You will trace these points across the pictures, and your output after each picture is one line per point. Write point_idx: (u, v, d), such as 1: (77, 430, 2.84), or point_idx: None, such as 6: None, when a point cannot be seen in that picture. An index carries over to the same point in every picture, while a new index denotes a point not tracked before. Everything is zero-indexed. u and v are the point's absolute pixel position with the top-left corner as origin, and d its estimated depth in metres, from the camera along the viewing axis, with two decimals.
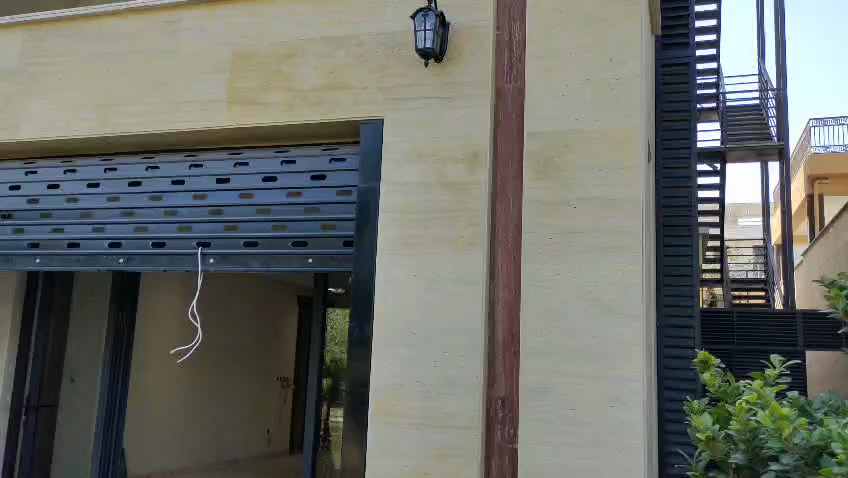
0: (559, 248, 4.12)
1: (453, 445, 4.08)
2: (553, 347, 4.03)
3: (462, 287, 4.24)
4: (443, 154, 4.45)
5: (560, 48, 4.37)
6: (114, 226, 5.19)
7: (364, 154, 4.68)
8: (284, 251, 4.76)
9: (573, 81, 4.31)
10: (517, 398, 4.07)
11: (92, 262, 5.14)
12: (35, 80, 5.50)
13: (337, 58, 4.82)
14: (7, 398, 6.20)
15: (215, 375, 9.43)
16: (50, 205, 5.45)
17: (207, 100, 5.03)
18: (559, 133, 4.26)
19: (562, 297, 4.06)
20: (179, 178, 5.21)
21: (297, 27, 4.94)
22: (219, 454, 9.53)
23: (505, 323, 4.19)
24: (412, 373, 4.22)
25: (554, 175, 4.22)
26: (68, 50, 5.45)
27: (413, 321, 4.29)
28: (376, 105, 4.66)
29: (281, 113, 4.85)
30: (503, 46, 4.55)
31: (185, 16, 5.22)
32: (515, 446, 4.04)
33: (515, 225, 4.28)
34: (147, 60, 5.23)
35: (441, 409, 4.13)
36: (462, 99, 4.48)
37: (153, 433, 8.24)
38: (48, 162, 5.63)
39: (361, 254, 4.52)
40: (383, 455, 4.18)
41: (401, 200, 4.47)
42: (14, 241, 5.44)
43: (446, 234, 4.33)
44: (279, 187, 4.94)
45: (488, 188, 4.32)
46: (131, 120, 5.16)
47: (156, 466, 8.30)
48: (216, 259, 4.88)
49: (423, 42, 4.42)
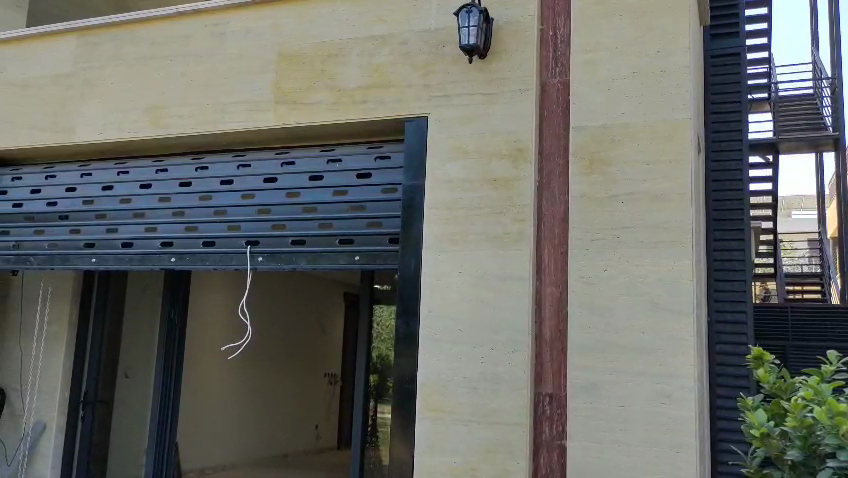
0: (606, 243, 4.08)
1: (502, 441, 4.07)
2: (603, 343, 3.99)
3: (508, 283, 4.22)
4: (488, 150, 4.44)
5: (605, 41, 4.32)
6: (166, 226, 5.32)
7: (408, 151, 4.69)
8: (330, 248, 4.81)
9: (619, 75, 4.25)
10: (566, 395, 4.04)
11: (145, 262, 5.28)
12: (88, 84, 5.65)
13: (380, 56, 4.84)
14: (64, 394, 6.55)
15: (263, 372, 9.57)
16: (104, 205, 5.60)
17: (254, 101, 5.11)
18: (605, 128, 4.21)
19: (610, 292, 4.02)
20: (228, 178, 5.30)
21: (341, 27, 4.99)
22: (271, 449, 9.71)
23: (552, 319, 4.17)
24: (459, 370, 4.23)
25: (600, 170, 4.17)
26: (120, 54, 5.59)
27: (460, 319, 4.29)
28: (420, 102, 4.68)
29: (327, 112, 4.90)
30: (547, 41, 4.51)
31: (232, 18, 5.31)
32: (563, 442, 4.02)
33: (561, 221, 4.25)
34: (196, 62, 5.33)
35: (487, 405, 4.14)
36: (506, 94, 4.46)
37: (205, 428, 8.43)
38: (102, 164, 5.79)
39: (407, 251, 4.54)
40: (431, 450, 4.21)
41: (446, 198, 4.48)
42: (71, 241, 5.61)
43: (491, 230, 4.33)
44: (325, 185, 4.99)
45: (534, 185, 4.29)
46: (181, 121, 5.27)
47: (207, 461, 8.48)
48: (265, 257, 4.95)
49: (466, 38, 4.41)
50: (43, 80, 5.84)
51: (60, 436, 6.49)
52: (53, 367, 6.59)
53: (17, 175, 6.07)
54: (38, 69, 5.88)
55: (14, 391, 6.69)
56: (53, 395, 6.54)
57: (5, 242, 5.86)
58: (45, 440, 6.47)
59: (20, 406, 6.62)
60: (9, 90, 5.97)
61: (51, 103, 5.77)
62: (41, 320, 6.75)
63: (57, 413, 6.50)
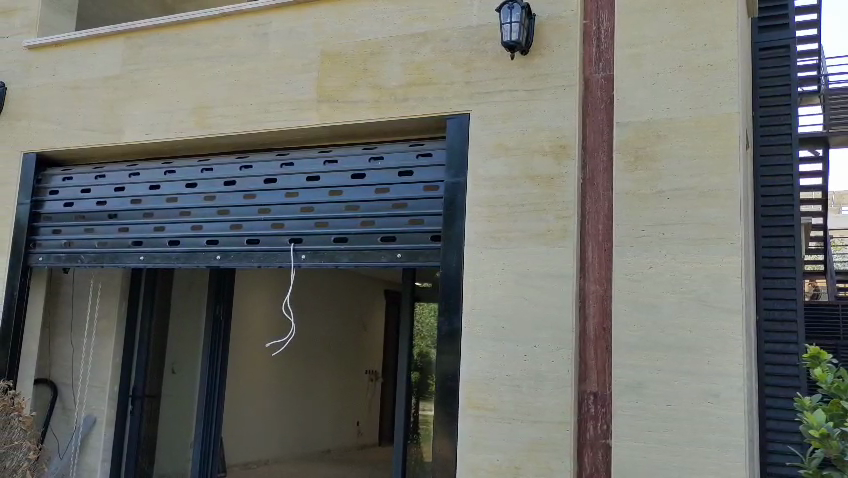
0: (651, 240, 4.03)
1: (545, 440, 4.05)
2: (649, 341, 3.94)
3: (552, 281, 4.19)
4: (530, 147, 4.41)
5: (650, 35, 4.26)
6: (211, 224, 5.41)
7: (450, 149, 4.68)
8: (372, 246, 4.83)
9: (664, 70, 4.19)
10: (610, 393, 4.00)
11: (191, 260, 5.39)
12: (135, 85, 5.76)
13: (422, 53, 4.85)
14: (114, 387, 6.73)
15: (306, 367, 9.68)
16: (151, 205, 5.71)
17: (296, 100, 5.16)
18: (651, 123, 4.15)
19: (656, 289, 3.97)
20: (271, 176, 5.35)
21: (382, 25, 5.00)
22: (313, 444, 9.83)
23: (596, 317, 4.12)
24: (502, 368, 4.22)
25: (646, 166, 4.12)
26: (166, 55, 5.69)
27: (503, 316, 4.27)
28: (462, 99, 4.67)
29: (369, 110, 4.93)
30: (590, 36, 4.45)
31: (275, 18, 5.37)
32: (607, 442, 3.98)
33: (605, 216, 4.19)
34: (240, 62, 5.41)
35: (531, 403, 4.12)
36: (549, 91, 4.43)
37: (250, 422, 8.58)
38: (149, 163, 5.90)
39: (449, 249, 4.53)
40: (474, 448, 4.21)
41: (489, 195, 4.46)
42: (119, 239, 5.74)
43: (534, 228, 4.30)
44: (366, 183, 5.00)
45: (577, 182, 4.25)
46: (226, 121, 5.35)
47: (251, 457, 8.62)
48: (308, 255, 5.01)
49: (509, 34, 4.39)
50: (91, 81, 5.95)
51: (109, 429, 6.66)
52: (103, 361, 6.76)
53: (67, 174, 6.20)
54: (86, 71, 6.00)
55: (66, 386, 6.84)
56: (103, 388, 6.71)
57: (56, 241, 6.01)
58: (95, 434, 6.64)
59: (72, 399, 6.78)
60: (58, 91, 6.09)
61: (100, 105, 5.89)
62: (92, 315, 6.91)
63: (106, 407, 6.67)
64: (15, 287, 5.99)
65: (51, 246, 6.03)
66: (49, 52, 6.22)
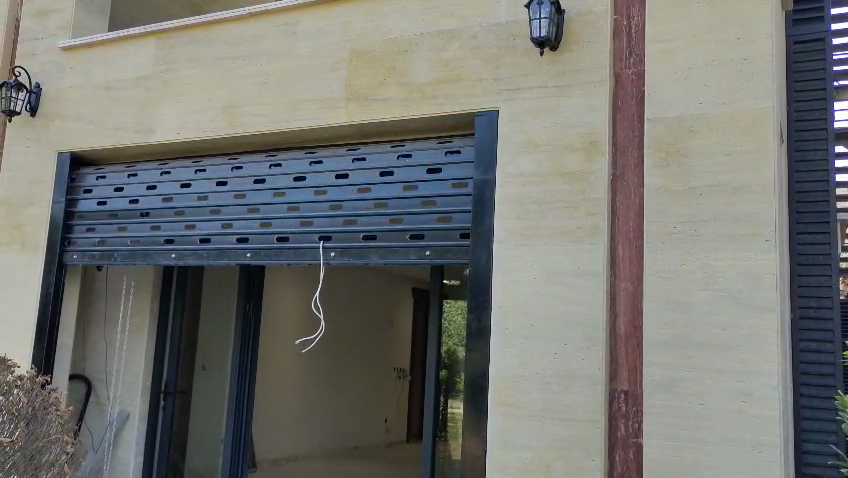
0: (684, 237, 3.98)
1: (576, 438, 4.02)
2: (682, 339, 3.89)
3: (582, 278, 4.16)
4: (559, 144, 4.38)
5: (681, 30, 4.21)
6: (241, 222, 5.47)
7: (479, 146, 4.66)
8: (401, 244, 4.84)
9: (696, 64, 4.13)
10: (642, 391, 3.96)
11: (222, 257, 5.45)
12: (166, 86, 5.83)
13: (450, 51, 4.84)
14: (147, 382, 6.82)
15: (336, 365, 9.73)
16: (182, 203, 5.79)
17: (325, 99, 5.18)
18: (683, 118, 4.10)
19: (689, 287, 3.92)
20: (300, 174, 5.38)
21: (410, 23, 5.00)
22: (342, 441, 9.89)
23: (626, 314, 4.09)
24: (532, 366, 4.20)
25: (677, 162, 4.07)
26: (196, 56, 5.75)
27: (532, 313, 4.26)
28: (491, 96, 4.65)
29: (397, 108, 4.93)
30: (621, 31, 4.41)
31: (303, 17, 5.40)
32: (638, 440, 3.95)
33: (636, 213, 4.16)
34: (268, 62, 5.45)
35: (560, 401, 4.10)
36: (578, 87, 4.40)
37: (279, 419, 8.65)
38: (180, 162, 5.96)
39: (478, 246, 4.51)
40: (504, 445, 4.20)
41: (518, 192, 4.44)
42: (151, 237, 5.82)
43: (563, 225, 4.28)
44: (395, 181, 5.00)
45: (607, 179, 4.22)
46: (255, 121, 5.40)
47: (282, 453, 8.70)
48: (337, 252, 5.04)
49: (538, 31, 4.36)
50: (123, 82, 6.03)
51: (142, 423, 6.77)
52: (136, 356, 6.85)
53: (99, 174, 6.29)
54: (118, 71, 6.08)
55: (99, 381, 6.95)
56: (135, 384, 6.80)
57: (90, 239, 6.11)
58: (128, 428, 6.75)
59: (106, 395, 6.88)
60: (91, 92, 6.18)
61: (132, 105, 5.97)
62: (124, 311, 7.00)
63: (139, 402, 6.76)
64: (49, 283, 6.11)
65: (85, 244, 6.12)
66: (81, 54, 6.32)
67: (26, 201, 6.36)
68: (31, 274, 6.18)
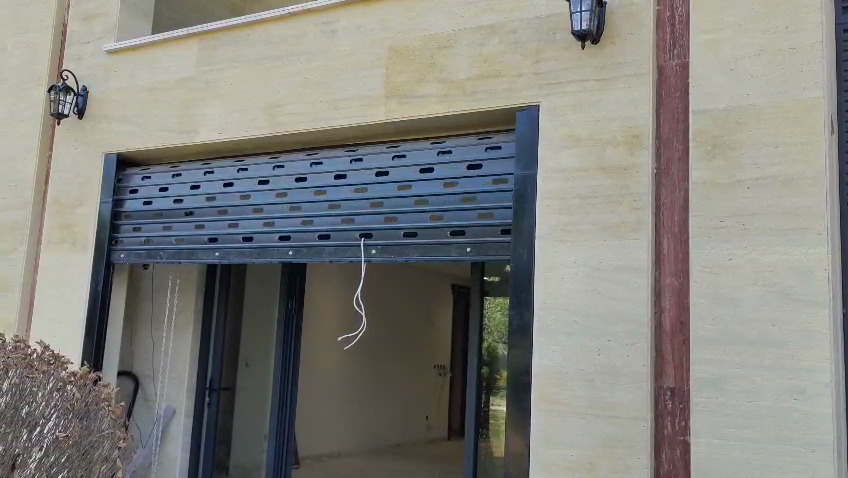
0: (731, 231, 3.90)
1: (622, 435, 3.98)
2: (730, 336, 3.81)
3: (626, 274, 4.11)
4: (602, 138, 4.33)
5: (728, 19, 4.11)
6: (283, 220, 5.52)
7: (519, 142, 4.63)
8: (442, 241, 4.84)
9: (743, 54, 4.04)
10: (688, 389, 3.91)
11: (265, 255, 5.52)
12: (209, 86, 5.91)
13: (490, 45, 4.81)
14: (192, 379, 6.95)
15: (377, 362, 9.77)
16: (225, 202, 5.87)
17: (365, 96, 5.20)
18: (729, 110, 4.02)
19: (737, 282, 3.84)
20: (341, 172, 5.40)
21: (450, 19, 4.98)
22: (384, 437, 9.97)
23: (672, 310, 4.03)
24: (576, 362, 4.16)
25: (724, 154, 3.99)
26: (238, 56, 5.82)
27: (576, 309, 4.21)
28: (532, 91, 4.61)
29: (437, 104, 4.92)
30: (663, 23, 4.34)
31: (344, 16, 5.42)
32: (685, 438, 3.90)
33: (681, 208, 4.10)
34: (309, 60, 5.48)
35: (605, 399, 4.05)
36: (620, 80, 4.33)
37: (321, 416, 8.76)
38: (222, 162, 6.04)
39: (520, 242, 4.49)
40: (548, 442, 4.18)
41: (559, 187, 4.40)
42: (196, 236, 5.92)
43: (607, 220, 4.22)
44: (435, 177, 4.99)
45: (652, 172, 4.15)
46: (297, 119, 5.45)
47: (325, 449, 8.80)
48: (378, 249, 5.06)
49: (579, 23, 4.31)
50: (167, 83, 6.13)
51: (188, 418, 6.90)
52: (181, 353, 7.00)
53: (145, 173, 6.41)
54: (162, 72, 6.18)
55: (147, 378, 7.14)
56: (181, 380, 6.96)
57: (136, 238, 6.24)
58: (175, 424, 6.89)
59: (153, 391, 7.07)
60: (136, 93, 6.29)
61: (176, 105, 6.07)
62: (170, 309, 7.14)
63: (184, 398, 6.91)
64: (98, 282, 6.25)
65: (131, 243, 6.26)
66: (126, 56, 6.43)
67: (75, 201, 6.51)
68: (80, 274, 6.32)
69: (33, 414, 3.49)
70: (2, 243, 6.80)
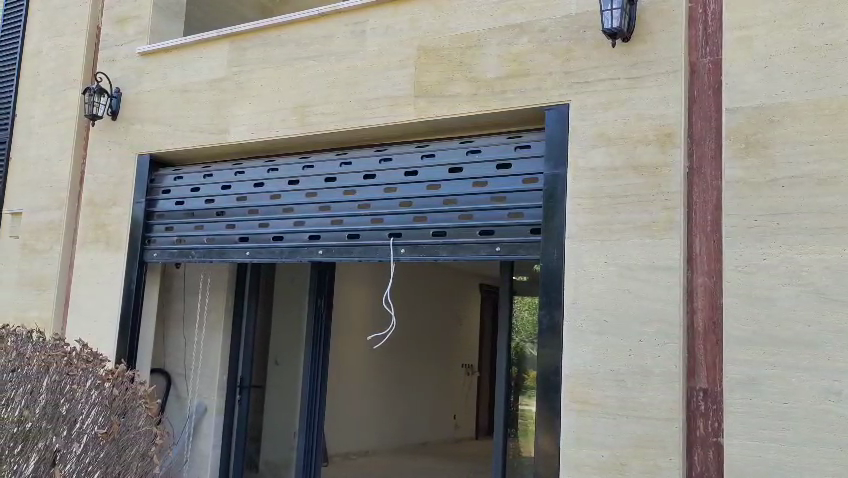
0: (766, 230, 3.85)
1: (654, 436, 3.95)
2: (764, 336, 3.76)
3: (657, 273, 4.08)
4: (633, 136, 4.30)
5: (762, 15, 4.06)
6: (313, 220, 5.56)
7: (549, 141, 4.61)
8: (471, 240, 4.83)
9: (778, 51, 3.99)
10: (722, 390, 3.87)
11: (295, 255, 5.57)
12: (240, 87, 5.97)
13: (519, 44, 4.80)
14: (223, 377, 7.05)
15: (404, 361, 9.80)
16: (255, 202, 5.94)
17: (394, 96, 5.22)
18: (763, 108, 3.97)
19: (772, 282, 3.79)
20: (370, 171, 5.42)
21: (478, 18, 4.98)
22: (413, 436, 10.00)
23: (705, 310, 3.99)
24: (607, 361, 4.14)
25: (758, 152, 3.94)
26: (268, 57, 5.87)
27: (606, 309, 4.19)
28: (562, 90, 4.59)
29: (466, 103, 4.92)
30: (696, 20, 4.29)
31: (373, 16, 5.44)
32: (718, 439, 3.86)
33: (714, 207, 4.05)
34: (338, 61, 5.52)
35: (636, 399, 4.03)
36: (651, 78, 4.30)
37: (350, 415, 8.81)
38: (253, 162, 6.10)
39: (550, 241, 4.47)
40: (579, 442, 4.16)
41: (589, 187, 4.37)
42: (227, 235, 5.99)
43: (639, 219, 4.19)
44: (464, 176, 4.99)
45: (684, 171, 4.12)
46: (326, 119, 5.49)
47: (354, 447, 8.85)
48: (407, 249, 5.08)
49: (609, 22, 4.29)
50: (198, 84, 6.20)
51: (219, 415, 7.00)
52: (212, 352, 7.10)
53: (178, 174, 6.51)
54: (193, 74, 6.25)
55: (179, 376, 7.24)
56: (213, 378, 7.05)
57: (169, 237, 6.33)
58: (207, 420, 7.00)
59: (185, 389, 7.18)
60: (168, 94, 6.38)
61: (207, 106, 6.14)
62: (202, 307, 7.25)
63: (216, 395, 7.00)
64: (132, 281, 6.34)
65: (163, 242, 6.35)
66: (158, 58, 6.52)
67: (109, 202, 6.62)
68: (114, 273, 6.44)
69: (73, 411, 3.50)
70: (40, 243, 6.95)
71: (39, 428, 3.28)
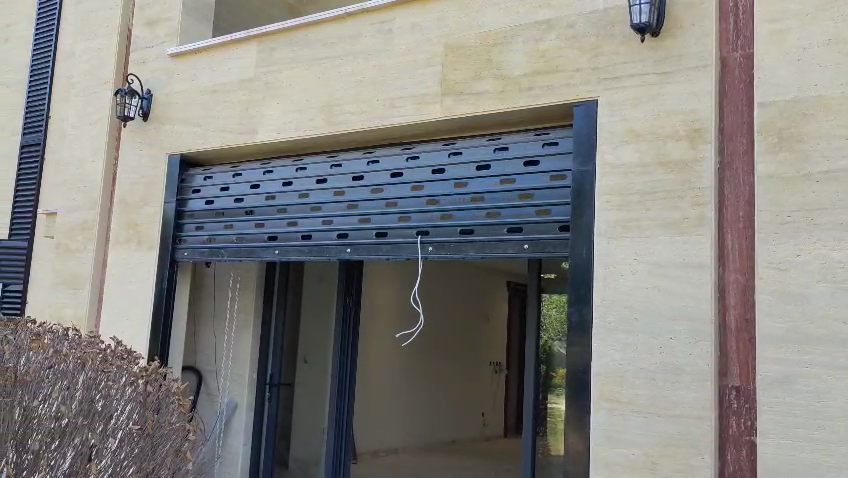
0: (800, 226, 3.79)
1: (685, 435, 3.91)
2: (799, 333, 3.70)
3: (688, 270, 4.04)
4: (662, 132, 4.25)
5: (794, 8, 4.00)
6: (341, 218, 5.59)
7: (577, 137, 4.58)
8: (499, 237, 4.82)
9: (811, 44, 3.92)
10: (755, 388, 3.82)
11: (323, 253, 5.61)
12: (268, 87, 6.02)
13: (546, 41, 4.77)
14: (253, 374, 7.13)
15: (431, 359, 9.80)
16: (284, 201, 5.98)
17: (421, 95, 5.23)
18: (797, 101, 3.90)
19: (806, 279, 3.73)
20: (397, 170, 5.43)
21: (505, 15, 4.96)
22: (440, 434, 10.02)
23: (737, 308, 3.94)
24: (637, 359, 4.11)
25: (791, 147, 3.87)
26: (296, 57, 5.91)
27: (636, 307, 4.16)
28: (590, 86, 4.56)
29: (492, 101, 4.91)
30: (727, 13, 4.24)
31: (400, 14, 5.45)
32: (751, 438, 3.81)
33: (746, 203, 4.00)
34: (365, 60, 5.54)
35: (667, 398, 3.99)
36: (681, 73, 4.25)
37: (378, 414, 8.85)
38: (281, 161, 6.15)
39: (578, 238, 4.44)
40: (609, 440, 4.13)
41: (618, 183, 4.34)
42: (256, 234, 6.05)
43: (668, 216, 4.15)
44: (491, 174, 4.98)
45: (714, 167, 4.07)
46: (353, 118, 5.51)
47: (382, 445, 8.89)
48: (435, 246, 5.08)
49: (638, 17, 4.25)
50: (227, 85, 6.26)
51: (249, 412, 7.08)
52: (242, 350, 7.18)
53: (207, 174, 6.58)
54: (222, 75, 6.32)
55: (209, 373, 7.35)
56: (243, 375, 7.13)
57: (199, 237, 6.41)
58: (237, 417, 7.09)
59: (216, 386, 7.27)
60: (197, 95, 6.45)
61: (236, 106, 6.20)
62: (232, 305, 7.33)
63: (246, 393, 7.09)
64: (163, 280, 6.44)
65: (193, 241, 6.43)
66: (187, 59, 6.60)
67: (141, 201, 6.71)
68: (146, 272, 6.53)
69: (108, 407, 3.56)
70: (73, 242, 7.07)
71: (76, 424, 3.31)
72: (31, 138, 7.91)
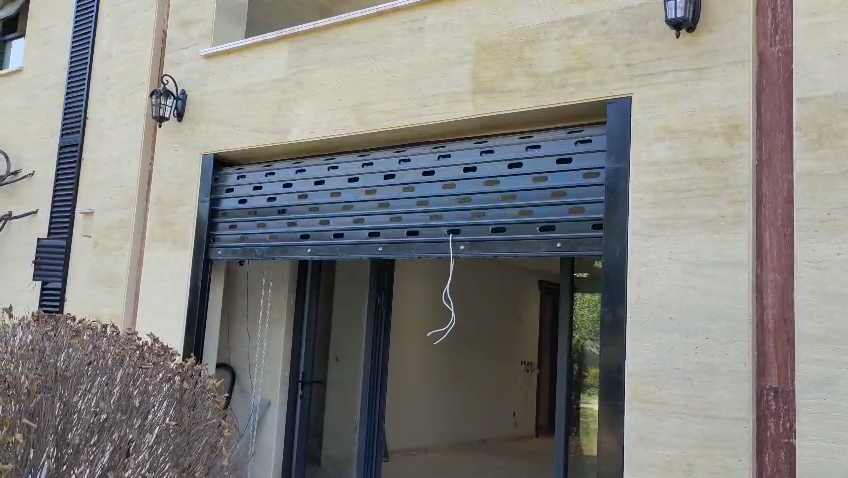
0: (840, 224, 3.70)
1: (722, 437, 3.85)
2: (839, 334, 3.62)
3: (725, 270, 3.97)
4: (698, 129, 4.19)
5: (834, 2, 3.91)
6: (373, 216, 5.61)
7: (610, 134, 4.53)
8: (531, 236, 4.79)
9: None
10: (794, 389, 3.75)
11: (355, 252, 5.63)
12: (300, 86, 6.06)
13: (579, 37, 4.73)
14: (285, 373, 7.20)
15: (462, 358, 9.80)
16: (316, 200, 6.02)
17: (452, 93, 5.22)
18: (837, 97, 3.81)
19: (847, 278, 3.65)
20: (429, 168, 5.43)
21: (537, 12, 4.93)
22: (472, 433, 9.99)
23: (775, 308, 3.87)
24: (672, 358, 4.05)
25: (831, 144, 3.79)
26: (327, 56, 5.93)
27: (671, 306, 4.10)
28: (623, 82, 4.51)
29: (524, 99, 4.89)
30: (765, 7, 4.16)
31: (431, 13, 5.45)
32: (791, 440, 3.74)
33: (784, 200, 3.92)
34: (397, 59, 5.55)
35: (704, 398, 3.93)
36: (717, 68, 4.18)
37: (409, 412, 8.86)
38: (313, 160, 6.19)
39: (612, 237, 4.39)
40: (644, 440, 4.09)
41: (653, 181, 4.29)
42: (288, 233, 6.10)
43: (704, 214, 4.09)
44: (523, 172, 4.95)
45: (752, 164, 4.00)
46: (384, 117, 5.52)
47: (413, 443, 8.89)
48: (467, 245, 5.07)
49: (673, 12, 4.19)
50: (259, 85, 6.32)
51: (282, 410, 7.15)
52: (276, 349, 7.27)
53: (240, 173, 6.65)
54: (255, 75, 6.37)
55: (243, 371, 7.46)
56: (275, 374, 7.22)
57: (232, 236, 6.48)
58: (271, 415, 7.17)
59: (250, 384, 7.37)
60: (231, 96, 6.51)
61: (268, 106, 6.25)
62: (265, 305, 7.43)
63: (278, 391, 7.17)
64: (198, 278, 6.52)
65: (227, 240, 6.51)
66: (220, 59, 6.66)
67: (176, 201, 6.80)
68: (181, 270, 6.62)
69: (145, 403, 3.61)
70: (110, 241, 7.19)
71: (114, 419, 3.36)
72: (69, 138, 8.06)
